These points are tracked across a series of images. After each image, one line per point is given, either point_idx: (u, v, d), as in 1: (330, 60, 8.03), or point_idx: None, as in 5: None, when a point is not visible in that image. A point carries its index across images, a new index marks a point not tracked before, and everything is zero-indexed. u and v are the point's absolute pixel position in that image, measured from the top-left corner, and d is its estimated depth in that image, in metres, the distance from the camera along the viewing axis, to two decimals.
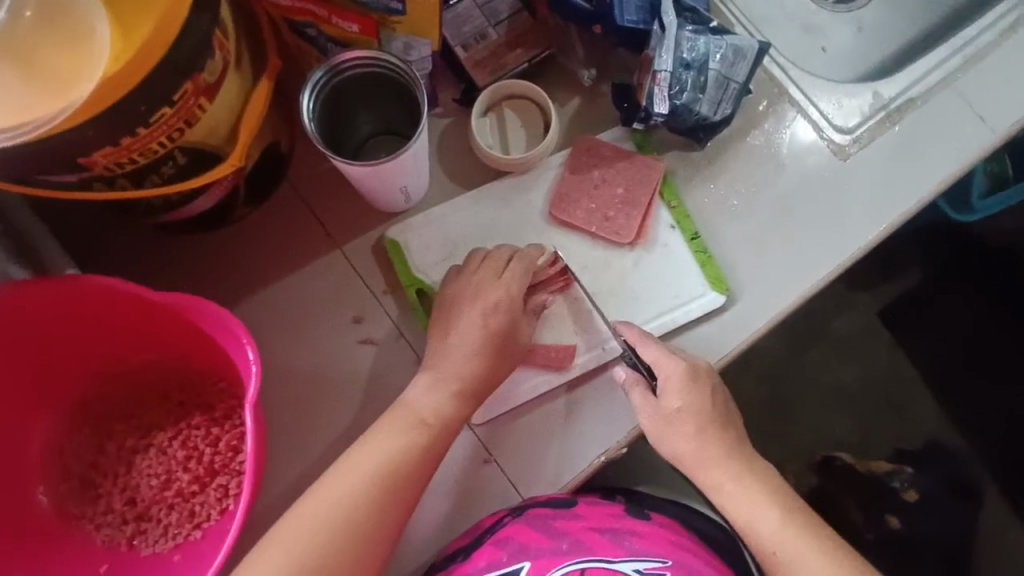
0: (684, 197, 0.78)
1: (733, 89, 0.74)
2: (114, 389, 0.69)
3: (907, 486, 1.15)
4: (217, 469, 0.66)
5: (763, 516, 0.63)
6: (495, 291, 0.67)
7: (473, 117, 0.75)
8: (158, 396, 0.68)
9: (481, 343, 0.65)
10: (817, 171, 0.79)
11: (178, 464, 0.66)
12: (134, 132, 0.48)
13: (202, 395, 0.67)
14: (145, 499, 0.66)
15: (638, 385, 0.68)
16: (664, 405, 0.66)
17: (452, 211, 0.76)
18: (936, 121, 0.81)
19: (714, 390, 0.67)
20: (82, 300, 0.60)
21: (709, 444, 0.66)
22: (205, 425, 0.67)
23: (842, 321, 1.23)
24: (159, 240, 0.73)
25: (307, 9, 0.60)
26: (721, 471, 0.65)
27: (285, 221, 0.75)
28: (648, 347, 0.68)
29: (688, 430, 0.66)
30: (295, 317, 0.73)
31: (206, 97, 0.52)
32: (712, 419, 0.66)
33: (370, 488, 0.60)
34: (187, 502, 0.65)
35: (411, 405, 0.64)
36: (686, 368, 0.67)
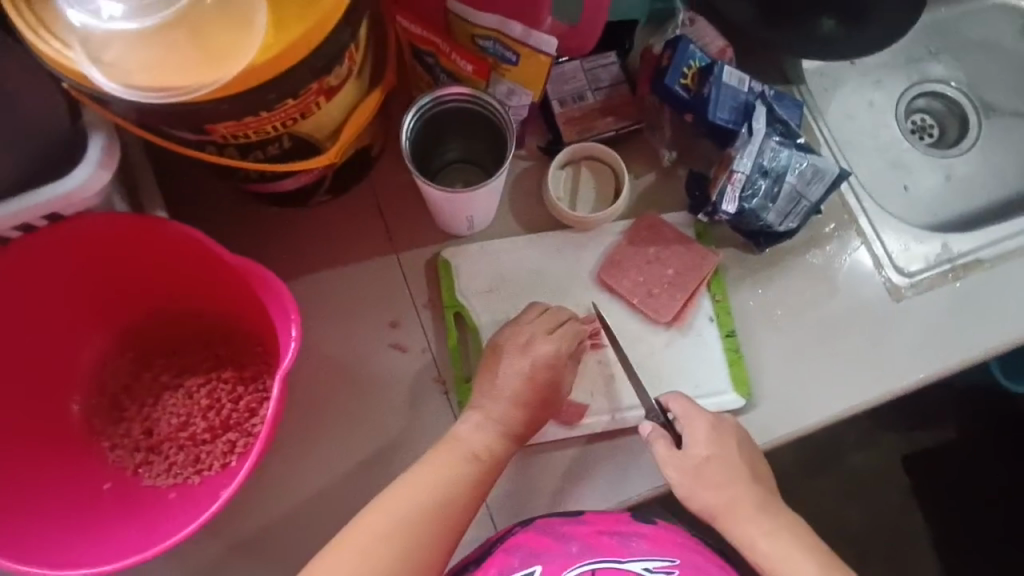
0: (730, 294, 0.80)
1: (803, 206, 0.76)
2: (164, 325, 0.75)
3: None
4: (231, 425, 0.70)
5: (798, 567, 0.62)
6: (545, 347, 0.69)
7: (551, 168, 0.80)
8: (200, 343, 0.73)
9: (502, 375, 0.68)
10: (867, 304, 0.80)
11: (198, 411, 0.71)
12: (256, 114, 0.54)
13: (237, 354, 0.72)
14: (161, 433, 0.71)
15: (662, 437, 0.68)
16: (694, 457, 0.66)
17: (507, 248, 0.80)
18: (1000, 288, 0.80)
19: (742, 443, 0.68)
20: (165, 243, 0.66)
21: (740, 497, 0.65)
22: (232, 382, 0.71)
23: (862, 455, 1.20)
24: (241, 204, 0.79)
25: (432, 41, 0.65)
26: (752, 525, 0.64)
27: (355, 217, 0.80)
28: (678, 401, 0.69)
29: (720, 483, 0.66)
30: (340, 306, 0.78)
31: (325, 97, 0.57)
32: (741, 470, 0.66)
33: None
34: (195, 447, 0.70)
35: (466, 444, 0.67)
36: (712, 419, 0.68)
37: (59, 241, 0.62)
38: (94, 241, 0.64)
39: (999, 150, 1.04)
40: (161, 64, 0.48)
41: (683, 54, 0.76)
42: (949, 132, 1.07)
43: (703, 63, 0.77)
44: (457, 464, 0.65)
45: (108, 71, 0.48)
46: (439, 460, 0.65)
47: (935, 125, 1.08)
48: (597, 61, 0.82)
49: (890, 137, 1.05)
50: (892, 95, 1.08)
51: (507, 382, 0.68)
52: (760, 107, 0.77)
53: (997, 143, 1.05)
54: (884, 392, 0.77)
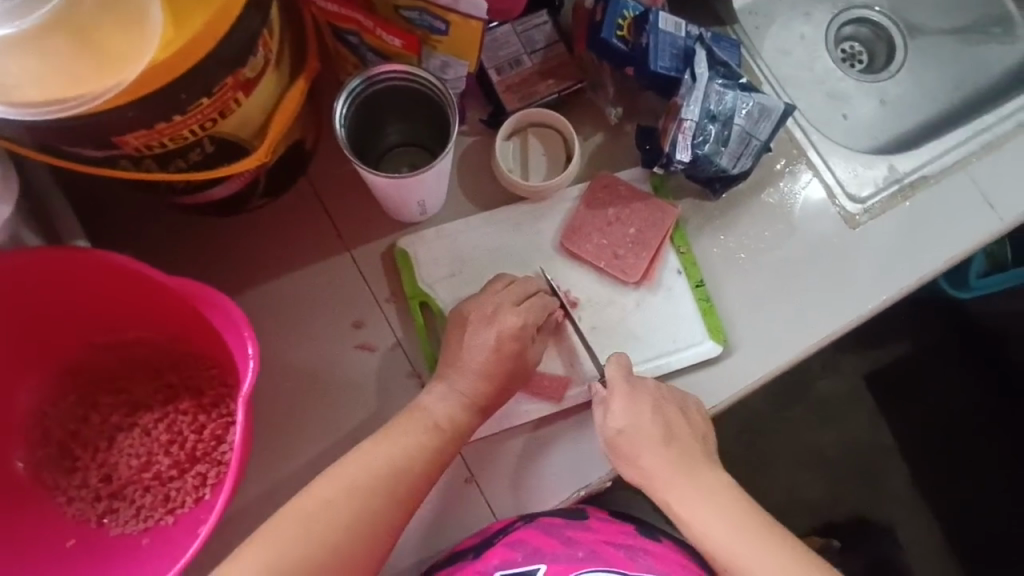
0: (693, 244, 0.79)
1: (754, 146, 0.75)
2: (105, 361, 0.69)
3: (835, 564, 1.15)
4: (198, 457, 0.66)
5: (717, 529, 0.63)
6: (513, 317, 0.67)
7: (497, 140, 0.77)
8: (149, 374, 0.68)
9: (474, 360, 0.66)
10: (827, 236, 0.81)
11: (160, 447, 0.66)
12: (169, 119, 0.49)
13: (193, 381, 0.67)
14: (122, 477, 0.65)
15: (599, 400, 0.68)
16: (607, 428, 0.67)
17: (464, 229, 0.76)
18: (947, 201, 0.83)
19: (657, 403, 0.67)
20: (87, 272, 0.60)
21: (655, 467, 0.65)
22: (192, 411, 0.66)
23: (829, 378, 1.25)
24: (171, 219, 0.73)
25: (353, 18, 0.60)
26: (674, 489, 0.65)
27: (298, 218, 0.75)
28: (612, 369, 0.68)
29: (635, 457, 0.66)
30: (298, 313, 0.74)
31: (243, 92, 0.52)
32: (654, 438, 0.65)
33: (352, 492, 0.60)
34: (163, 486, 0.65)
35: (427, 410, 0.65)
36: (625, 386, 0.67)
37: None
38: (5, 283, 0.58)
39: (927, 69, 1.07)
40: (39, 73, 0.42)
41: (616, 5, 0.74)
42: (877, 57, 1.09)
43: (637, 13, 0.75)
44: (439, 452, 0.64)
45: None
46: (423, 454, 0.63)
47: (864, 52, 1.09)
48: (529, 22, 0.79)
49: (824, 68, 1.06)
50: (821, 25, 1.08)
51: (482, 367, 0.66)
52: (700, 52, 0.75)
53: (923, 63, 1.07)
54: (850, 319, 0.78)
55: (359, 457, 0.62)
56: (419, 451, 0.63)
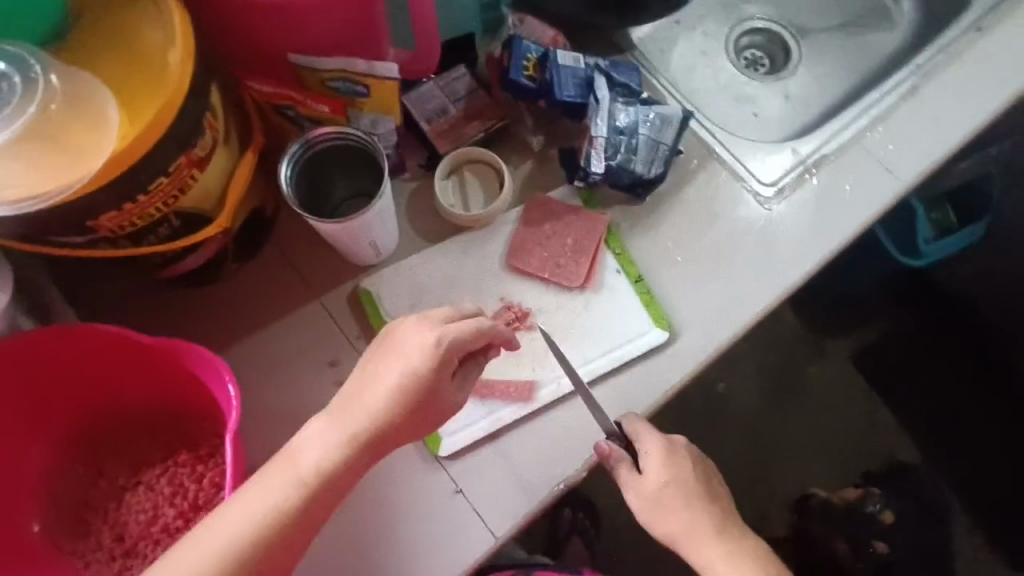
0: (627, 245, 0.87)
1: (662, 151, 0.85)
2: (108, 429, 0.75)
3: (882, 510, 1.25)
4: (200, 505, 0.70)
5: None
6: (427, 335, 0.63)
7: (435, 180, 0.86)
8: (150, 434, 0.74)
9: (376, 393, 0.62)
10: (746, 218, 0.90)
11: (164, 500, 0.71)
12: (135, 200, 0.56)
13: (188, 435, 0.74)
14: (132, 535, 0.71)
15: (622, 460, 0.74)
16: (650, 485, 0.76)
17: (419, 264, 0.84)
18: (848, 174, 0.93)
19: (694, 462, 0.78)
20: (82, 346, 0.66)
21: (698, 522, 0.75)
22: (190, 463, 0.72)
23: (817, 366, 1.41)
24: (152, 295, 0.81)
25: (287, 94, 0.71)
26: (712, 549, 0.75)
27: (268, 277, 0.84)
28: (633, 425, 0.76)
29: (679, 511, 0.75)
30: (278, 363, 0.81)
31: (197, 168, 0.61)
32: (697, 492, 0.76)
33: (239, 530, 0.57)
34: (170, 538, 0.70)
35: (301, 453, 0.60)
36: (666, 444, 0.77)
37: None
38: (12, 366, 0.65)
39: (821, 63, 1.18)
40: (30, 174, 0.50)
41: (519, 50, 0.85)
42: (776, 60, 1.21)
43: (538, 54, 0.85)
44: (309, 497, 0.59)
45: None
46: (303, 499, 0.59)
47: (764, 56, 1.21)
48: (449, 75, 0.89)
49: (729, 76, 1.18)
50: (719, 40, 1.20)
51: (381, 397, 0.62)
52: (599, 78, 0.86)
53: (816, 58, 1.19)
54: (781, 291, 0.86)
55: (249, 492, 0.59)
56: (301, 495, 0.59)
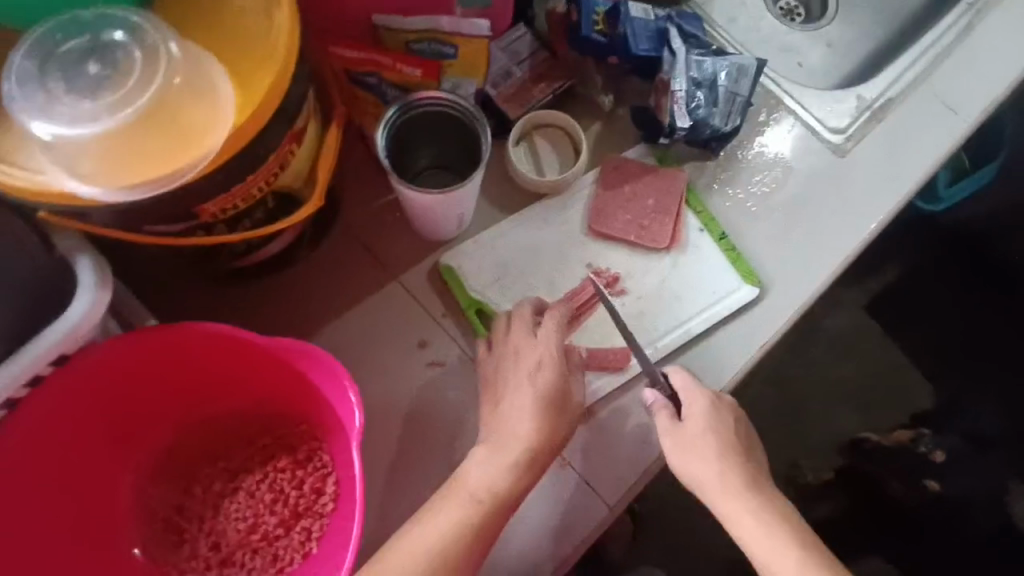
0: (707, 202, 0.85)
1: (739, 102, 0.82)
2: (200, 434, 0.74)
3: (935, 449, 1.17)
4: (302, 512, 0.69)
5: (781, 549, 0.62)
6: (535, 351, 0.71)
7: (509, 147, 0.82)
8: (246, 438, 0.73)
9: (516, 402, 0.69)
10: (821, 168, 0.88)
11: (264, 507, 0.70)
12: (243, 179, 0.52)
13: (286, 439, 0.72)
14: (230, 543, 0.70)
15: (664, 408, 0.70)
16: (688, 430, 0.68)
17: (499, 235, 0.81)
18: (915, 117, 0.92)
19: (737, 419, 0.70)
20: (176, 350, 0.64)
21: (730, 471, 0.66)
22: (290, 468, 0.71)
23: (833, 316, 1.33)
24: (224, 288, 0.76)
25: (372, 59, 0.66)
26: (740, 504, 0.64)
27: (342, 260, 0.79)
28: (678, 376, 0.71)
29: (709, 457, 0.66)
30: (363, 348, 0.77)
31: (296, 143, 0.56)
32: (733, 446, 0.68)
33: (419, 561, 0.61)
34: (270, 547, 0.69)
35: (466, 480, 0.65)
36: (711, 396, 0.70)
37: (69, 382, 0.60)
38: (108, 373, 0.63)
39: (859, 8, 1.16)
40: (142, 156, 0.45)
41: (588, 4, 0.80)
42: (812, 8, 1.19)
43: (607, 7, 0.81)
44: (465, 519, 0.63)
45: (95, 181, 0.45)
46: (465, 525, 0.63)
47: (800, 5, 1.19)
48: (511, 36, 0.85)
49: (770, 26, 1.15)
50: None
51: (523, 406, 0.68)
52: (671, 29, 0.82)
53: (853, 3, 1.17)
54: (864, 238, 0.85)
55: (412, 530, 0.63)
56: (466, 523, 0.63)
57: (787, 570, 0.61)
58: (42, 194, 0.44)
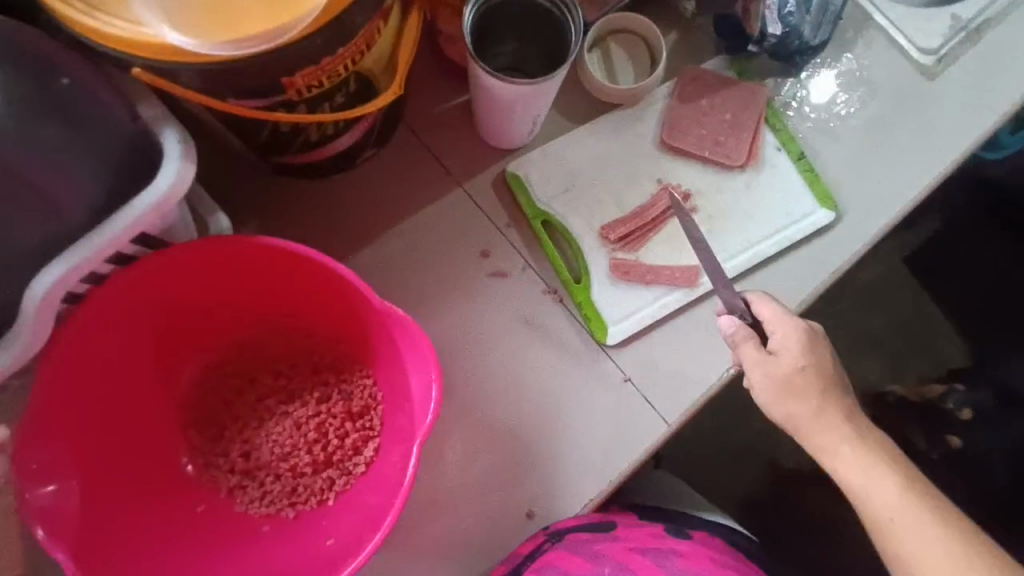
0: (787, 121, 0.81)
1: (833, 12, 0.77)
2: (262, 346, 0.68)
3: (963, 406, 1.05)
4: (334, 461, 0.65)
5: (883, 484, 0.61)
6: None
7: (583, 52, 0.78)
8: (307, 369, 0.68)
9: None
10: (907, 91, 0.84)
11: (303, 443, 0.66)
12: (334, 52, 0.50)
13: (344, 385, 0.67)
14: (262, 458, 0.66)
15: (749, 338, 0.63)
16: (785, 366, 0.62)
17: (569, 144, 0.78)
18: (1012, 40, 0.85)
19: (832, 352, 0.65)
20: (259, 260, 0.60)
21: (828, 406, 0.62)
22: (341, 416, 0.66)
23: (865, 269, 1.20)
24: (286, 186, 0.74)
25: None
26: (837, 434, 0.62)
27: (405, 163, 0.77)
28: (764, 305, 0.64)
29: (810, 394, 0.62)
30: (424, 254, 0.75)
31: (384, 21, 0.54)
32: (831, 380, 0.63)
33: None
34: (293, 478, 0.65)
35: None
36: (804, 329, 0.64)
37: (159, 262, 0.56)
38: (193, 261, 0.58)
39: None
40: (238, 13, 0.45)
41: None
42: None
43: None
44: None
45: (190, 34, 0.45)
46: None
47: None
48: None
49: None
50: None
51: None
52: None
53: None
54: (946, 166, 0.82)
55: None
56: None
57: (888, 497, 0.60)
58: (155, 54, 0.45)
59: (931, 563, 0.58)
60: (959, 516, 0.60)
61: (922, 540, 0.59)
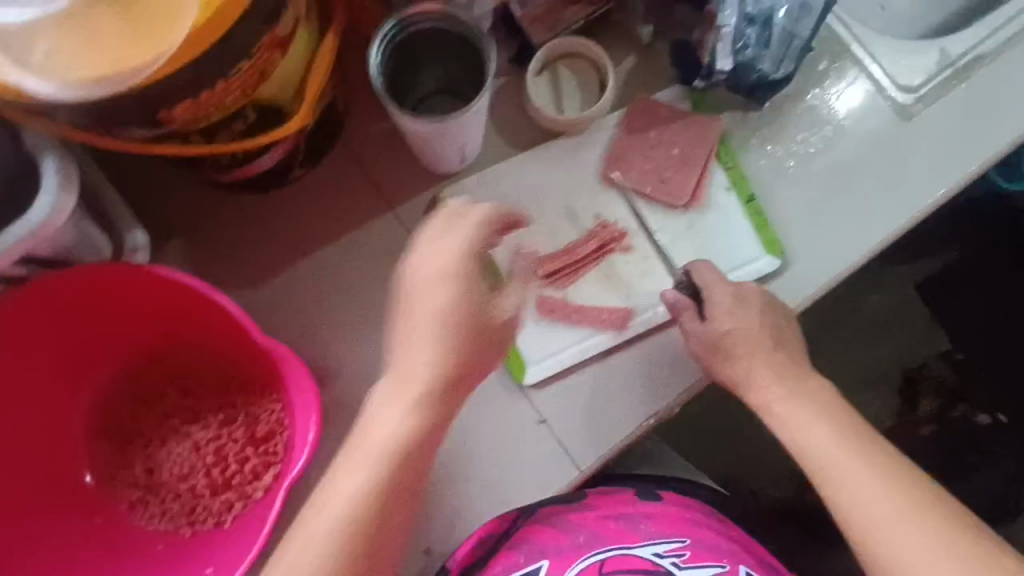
0: (741, 159, 0.77)
1: (797, 45, 0.72)
2: (174, 364, 0.71)
3: None
4: (232, 484, 0.68)
5: (814, 431, 0.63)
6: None
7: (528, 75, 0.74)
8: (216, 390, 0.70)
9: None
10: (880, 131, 0.78)
11: (204, 464, 0.68)
12: (213, 86, 0.48)
13: (249, 410, 0.69)
14: (166, 475, 0.69)
15: (687, 307, 0.68)
16: (716, 329, 0.67)
17: (505, 172, 0.76)
18: (1005, 80, 0.78)
19: (769, 313, 0.68)
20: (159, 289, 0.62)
21: (761, 364, 0.66)
22: (242, 440, 0.68)
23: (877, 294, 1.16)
24: (215, 203, 0.74)
25: None
26: (773, 387, 0.65)
27: (335, 181, 0.76)
28: (703, 272, 0.69)
29: (741, 353, 0.66)
30: (349, 276, 0.75)
31: (279, 52, 0.52)
32: (767, 340, 0.66)
33: None
34: (192, 499, 0.68)
35: None
36: (734, 292, 0.68)
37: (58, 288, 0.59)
38: (94, 288, 0.61)
39: None
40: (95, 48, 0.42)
41: None
42: None
43: None
44: None
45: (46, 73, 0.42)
46: None
47: None
48: None
49: None
50: None
51: None
52: None
53: None
54: (912, 216, 0.76)
55: None
56: None
57: (820, 442, 0.62)
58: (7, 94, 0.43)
59: (869, 506, 0.58)
60: (909, 466, 0.61)
61: (858, 482, 0.59)
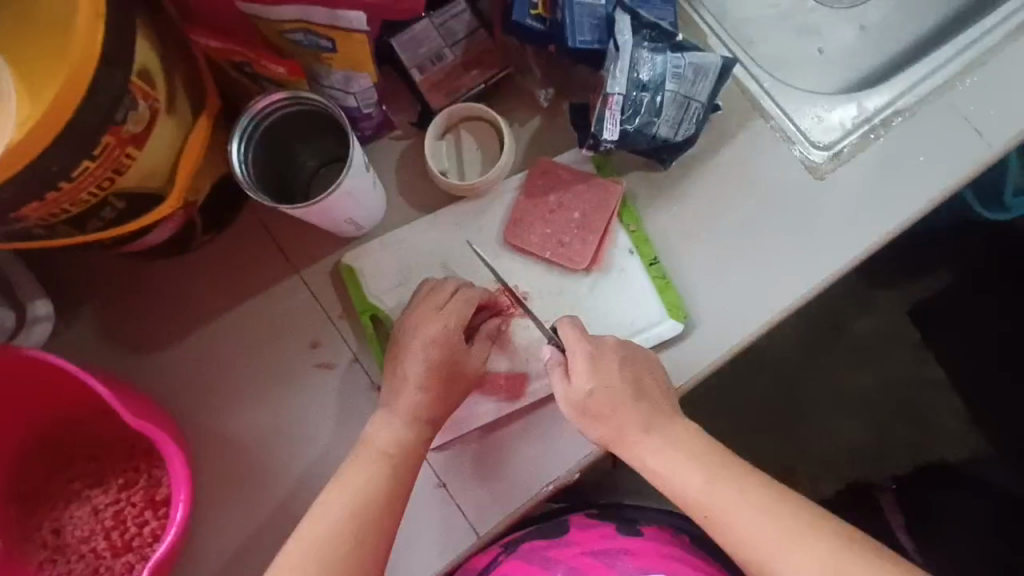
0: (645, 220, 0.76)
1: (695, 109, 0.71)
2: (82, 428, 0.73)
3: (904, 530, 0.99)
4: (133, 547, 0.69)
5: (688, 476, 0.61)
6: None
7: (427, 140, 0.75)
8: (122, 454, 0.72)
9: None
10: (789, 190, 0.76)
11: (108, 527, 0.70)
12: (57, 187, 0.50)
13: (150, 476, 0.71)
14: (70, 537, 0.70)
15: (558, 365, 0.66)
16: (576, 391, 0.64)
17: (406, 236, 0.76)
18: (925, 133, 0.75)
19: (632, 368, 0.65)
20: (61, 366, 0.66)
21: (628, 422, 0.63)
22: (141, 505, 0.70)
23: (864, 319, 1.12)
24: (124, 270, 0.77)
25: (239, 52, 0.62)
26: (647, 437, 0.63)
27: (241, 245, 0.77)
28: (566, 331, 0.66)
29: (608, 414, 0.63)
30: (253, 338, 0.76)
31: (134, 148, 0.53)
32: (636, 393, 0.64)
33: None
34: (96, 559, 0.70)
35: None
36: (592, 349, 0.65)
37: None
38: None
39: None
40: None
41: None
42: None
43: None
44: None
45: None
46: None
47: None
48: (446, 13, 0.76)
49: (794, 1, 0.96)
50: None
51: None
52: (621, 18, 0.70)
53: None
54: (825, 277, 0.73)
55: None
56: None
57: (694, 486, 0.61)
58: None
59: (751, 539, 0.59)
60: (785, 491, 0.61)
61: (739, 521, 0.59)
